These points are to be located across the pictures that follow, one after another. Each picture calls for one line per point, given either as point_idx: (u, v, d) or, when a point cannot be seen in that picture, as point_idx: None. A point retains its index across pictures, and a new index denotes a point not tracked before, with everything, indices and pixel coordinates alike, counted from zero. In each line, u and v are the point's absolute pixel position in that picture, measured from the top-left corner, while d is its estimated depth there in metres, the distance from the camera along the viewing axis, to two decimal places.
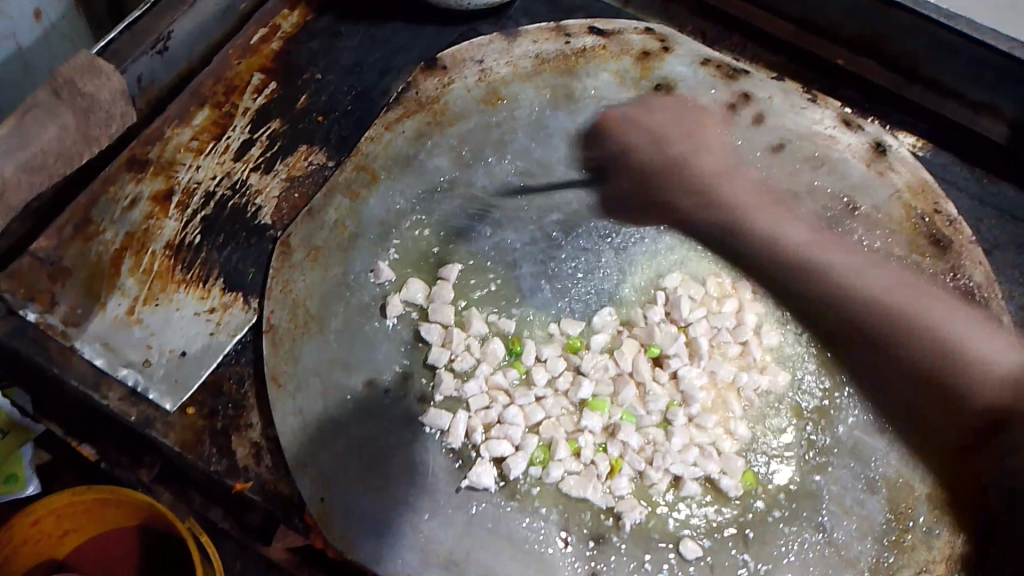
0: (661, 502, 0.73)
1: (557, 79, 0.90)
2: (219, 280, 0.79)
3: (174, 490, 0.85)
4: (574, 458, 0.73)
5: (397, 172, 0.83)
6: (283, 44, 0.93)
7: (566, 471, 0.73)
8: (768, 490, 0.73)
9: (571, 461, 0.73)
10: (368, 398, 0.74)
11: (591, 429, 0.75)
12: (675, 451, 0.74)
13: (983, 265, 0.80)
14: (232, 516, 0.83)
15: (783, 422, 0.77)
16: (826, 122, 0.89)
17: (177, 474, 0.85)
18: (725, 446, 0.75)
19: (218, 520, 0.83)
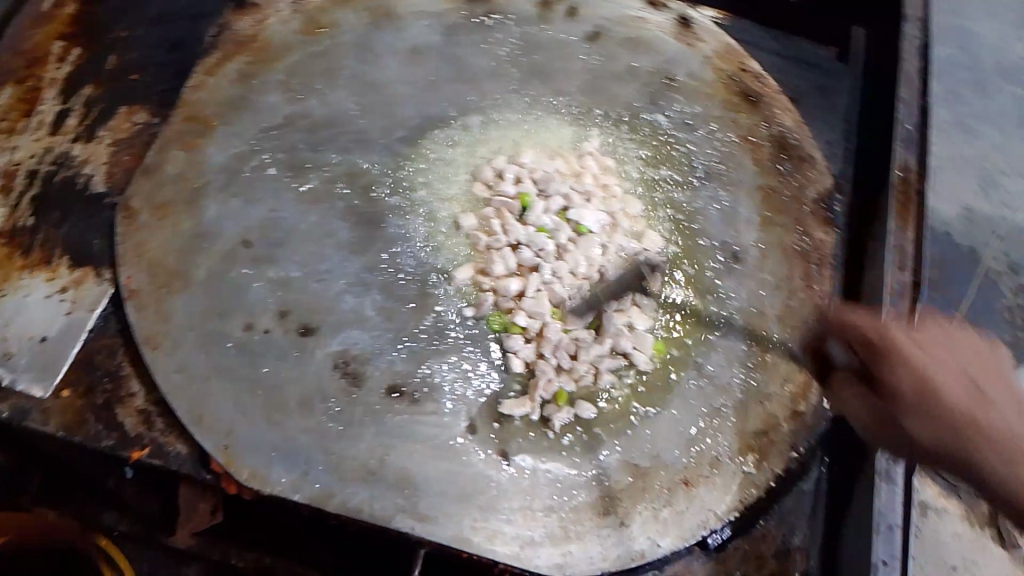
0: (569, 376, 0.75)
1: (374, 2, 0.91)
2: (66, 256, 0.77)
3: (60, 505, 0.84)
4: (489, 366, 0.76)
5: (230, 116, 0.82)
6: (80, 7, 0.88)
7: (479, 380, 0.75)
8: (675, 347, 0.78)
9: (487, 370, 0.75)
10: (249, 341, 0.73)
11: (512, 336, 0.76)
12: (584, 339, 0.77)
13: (792, 111, 0.91)
14: (129, 517, 0.83)
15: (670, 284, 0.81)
16: (634, 5, 0.96)
17: (60, 484, 0.84)
18: (639, 325, 0.78)
19: (115, 524, 0.83)
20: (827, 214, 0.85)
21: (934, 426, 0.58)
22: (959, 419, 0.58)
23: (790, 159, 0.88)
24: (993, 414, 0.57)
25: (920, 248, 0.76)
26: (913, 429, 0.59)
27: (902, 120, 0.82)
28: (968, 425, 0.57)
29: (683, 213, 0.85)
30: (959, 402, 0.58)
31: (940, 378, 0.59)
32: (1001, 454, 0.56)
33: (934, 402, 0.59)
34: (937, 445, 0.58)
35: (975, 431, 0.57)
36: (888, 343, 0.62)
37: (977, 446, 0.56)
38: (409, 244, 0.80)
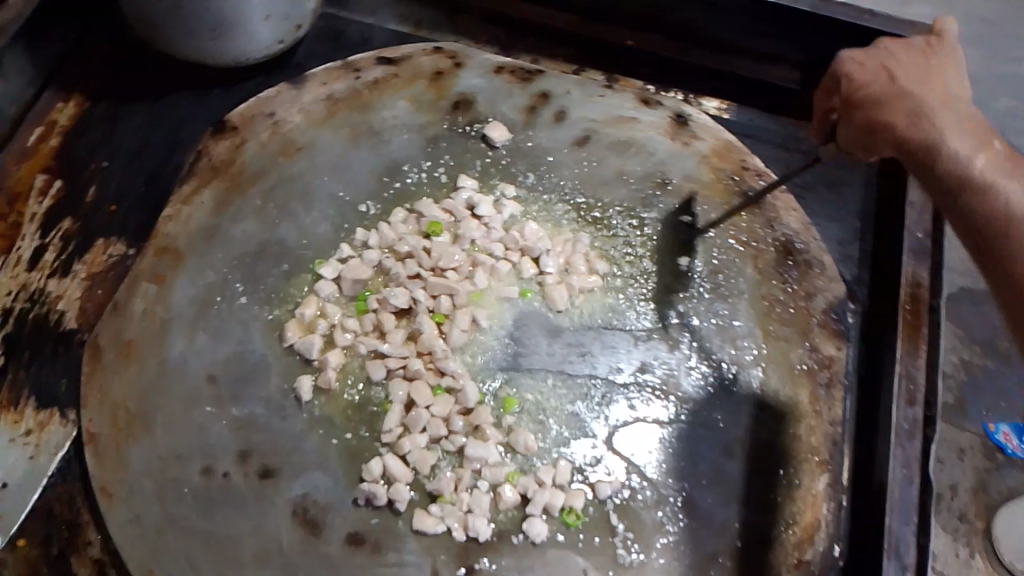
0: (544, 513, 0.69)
1: (353, 117, 0.89)
2: (31, 400, 0.75)
3: None
4: (456, 499, 0.70)
5: (203, 246, 0.81)
6: (63, 140, 0.88)
7: (445, 517, 0.69)
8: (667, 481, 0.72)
9: (450, 507, 0.69)
10: (206, 488, 0.70)
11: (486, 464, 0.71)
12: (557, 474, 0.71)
13: (797, 211, 0.85)
14: None
15: (659, 406, 0.75)
16: (625, 104, 0.91)
17: None
18: (626, 456, 0.73)
19: None
20: (837, 327, 0.79)
21: (904, 67, 0.68)
22: (1003, 164, 0.60)
23: (795, 266, 0.82)
24: (955, 137, 0.62)
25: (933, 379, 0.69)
26: (1012, 195, 0.57)
27: (912, 229, 0.76)
28: (967, 177, 0.60)
29: (669, 327, 0.79)
30: (957, 144, 0.62)
31: (960, 145, 0.62)
32: (959, 132, 0.62)
33: (942, 148, 0.62)
34: (865, 85, 0.68)
35: (957, 126, 0.63)
36: (915, 132, 0.63)
37: (997, 180, 0.58)
38: (379, 372, 0.75)
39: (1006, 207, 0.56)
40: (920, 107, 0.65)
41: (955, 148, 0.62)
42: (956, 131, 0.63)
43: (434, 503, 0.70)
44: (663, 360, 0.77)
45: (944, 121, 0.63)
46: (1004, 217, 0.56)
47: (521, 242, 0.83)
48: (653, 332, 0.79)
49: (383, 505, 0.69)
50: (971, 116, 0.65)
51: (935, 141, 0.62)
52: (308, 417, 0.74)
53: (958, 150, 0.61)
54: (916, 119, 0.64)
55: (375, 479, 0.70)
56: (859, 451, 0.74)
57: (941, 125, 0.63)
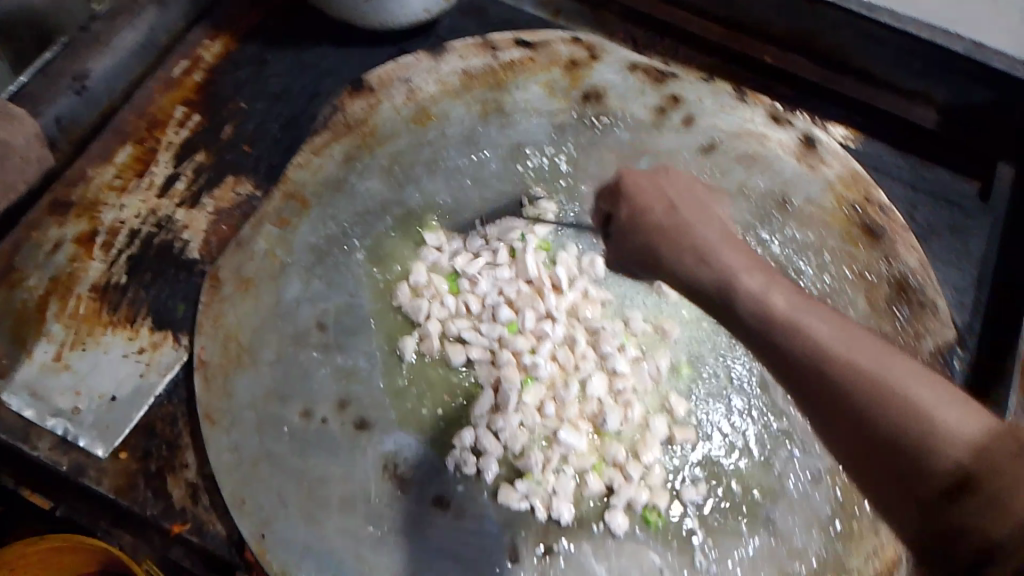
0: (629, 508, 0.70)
1: (487, 93, 0.90)
2: (148, 319, 0.77)
3: None
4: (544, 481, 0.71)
5: (328, 197, 0.83)
6: (206, 75, 0.91)
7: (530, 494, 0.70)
8: (750, 500, 0.72)
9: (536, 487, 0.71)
10: (304, 430, 0.72)
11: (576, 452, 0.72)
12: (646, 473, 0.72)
13: (917, 250, 0.83)
14: None
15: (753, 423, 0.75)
16: (757, 119, 0.90)
17: None
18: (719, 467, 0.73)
19: None
20: (944, 370, 0.78)
21: (680, 195, 0.63)
22: (828, 328, 0.49)
23: (908, 304, 0.81)
24: (810, 321, 0.50)
25: None
26: (821, 331, 0.49)
27: None
28: (771, 318, 0.52)
29: None
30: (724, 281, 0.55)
31: (782, 303, 0.52)
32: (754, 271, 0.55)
33: (806, 324, 0.50)
34: (653, 208, 0.63)
35: (826, 311, 0.51)
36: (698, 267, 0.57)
37: (831, 351, 0.48)
38: (484, 351, 0.77)
39: (830, 350, 0.48)
40: (682, 213, 0.61)
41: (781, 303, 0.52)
42: (752, 269, 0.55)
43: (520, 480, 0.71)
44: (761, 377, 0.77)
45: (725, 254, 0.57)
46: (915, 415, 0.44)
47: None
48: None
49: (471, 473, 0.71)
50: (739, 252, 0.57)
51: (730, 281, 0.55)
52: (411, 379, 0.75)
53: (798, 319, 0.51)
54: (727, 279, 0.56)
55: (466, 448, 0.72)
56: None
57: (762, 276, 0.55)
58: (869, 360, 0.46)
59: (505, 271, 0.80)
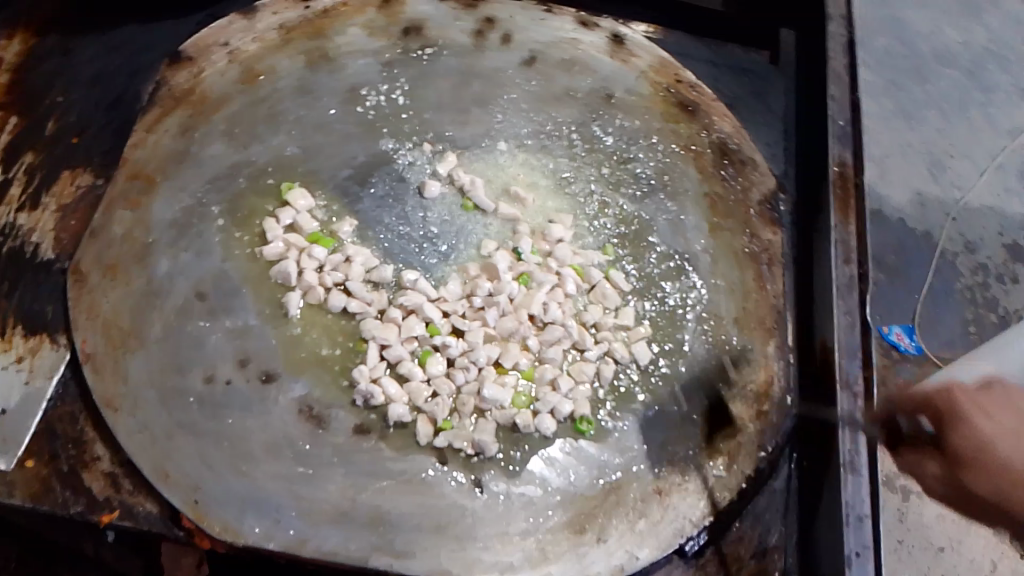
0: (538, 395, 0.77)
1: (309, 44, 0.91)
2: (18, 327, 0.75)
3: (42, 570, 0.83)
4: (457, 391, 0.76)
5: (174, 170, 0.82)
6: (13, 76, 0.88)
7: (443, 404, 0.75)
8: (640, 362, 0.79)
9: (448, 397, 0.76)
10: (210, 394, 0.73)
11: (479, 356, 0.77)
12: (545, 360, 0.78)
13: (729, 117, 0.93)
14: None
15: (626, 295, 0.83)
16: (567, 26, 0.97)
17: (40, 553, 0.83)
18: (606, 339, 0.79)
19: None
20: (772, 215, 0.87)
21: (978, 394, 0.59)
22: (993, 394, 0.59)
23: (731, 165, 0.90)
24: (978, 400, 0.58)
25: (863, 243, 0.79)
26: (1011, 451, 0.56)
27: (834, 116, 0.86)
28: (950, 442, 0.58)
29: (622, 230, 0.86)
30: (952, 394, 0.59)
31: (1001, 425, 0.57)
32: (1008, 416, 0.57)
33: (984, 452, 0.56)
34: (953, 399, 0.59)
35: (983, 393, 0.59)
36: (946, 403, 0.59)
37: (971, 412, 0.58)
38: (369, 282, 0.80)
39: (982, 436, 0.56)
40: (1015, 420, 0.57)
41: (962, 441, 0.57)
42: (1006, 427, 0.56)
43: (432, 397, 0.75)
44: (620, 254, 0.85)
45: (961, 395, 0.59)
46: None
47: (485, 155, 0.89)
48: (608, 230, 0.86)
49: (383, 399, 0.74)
50: (1009, 398, 0.58)
51: (948, 397, 0.59)
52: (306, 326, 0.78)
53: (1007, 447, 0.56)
54: (983, 406, 0.58)
55: (369, 380, 0.75)
56: (801, 321, 0.82)
57: (996, 405, 0.58)
58: (1002, 445, 0.56)
59: (371, 208, 0.84)
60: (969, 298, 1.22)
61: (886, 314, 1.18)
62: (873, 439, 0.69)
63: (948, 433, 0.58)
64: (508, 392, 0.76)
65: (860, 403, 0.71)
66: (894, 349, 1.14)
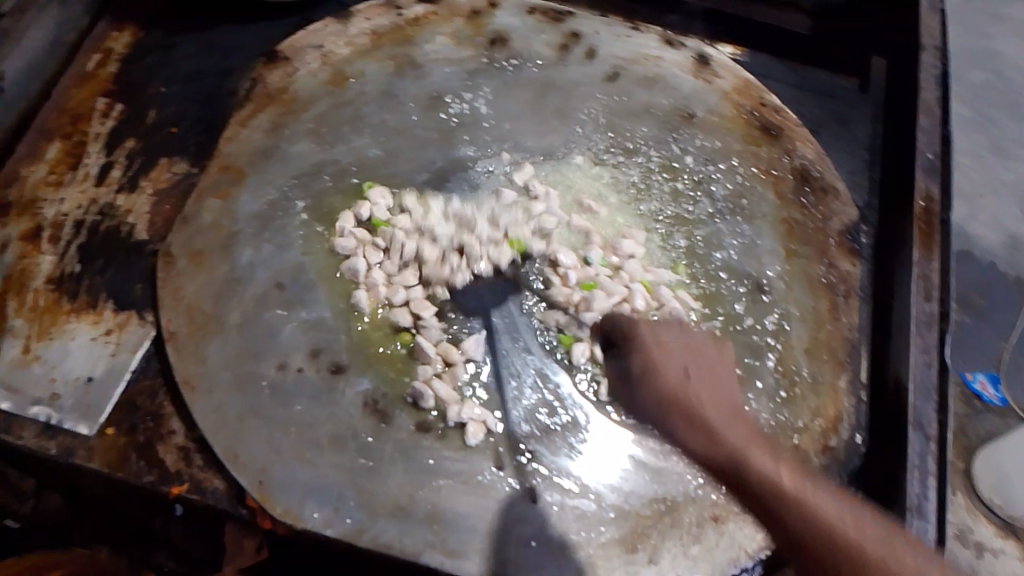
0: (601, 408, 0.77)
1: (397, 50, 0.94)
2: (109, 302, 0.79)
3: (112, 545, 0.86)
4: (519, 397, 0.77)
5: (261, 166, 0.85)
6: (120, 66, 0.93)
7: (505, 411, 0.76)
8: None
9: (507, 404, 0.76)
10: (281, 382, 0.75)
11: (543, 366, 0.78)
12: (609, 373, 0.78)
13: (812, 143, 0.92)
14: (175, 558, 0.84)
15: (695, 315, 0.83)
16: (650, 44, 0.97)
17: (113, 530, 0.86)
18: None
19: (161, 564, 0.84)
20: (852, 246, 0.86)
21: (707, 382, 0.63)
22: (699, 360, 0.65)
23: (811, 191, 0.89)
24: (709, 393, 0.62)
25: (945, 279, 0.78)
26: (767, 466, 0.59)
27: (921, 149, 0.85)
28: (784, 493, 0.58)
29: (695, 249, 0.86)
30: (729, 435, 0.60)
31: (784, 475, 0.59)
32: (786, 470, 0.59)
33: (815, 508, 0.57)
34: (692, 397, 0.62)
35: (716, 377, 0.64)
36: (728, 469, 0.59)
37: (704, 402, 0.61)
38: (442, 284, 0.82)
39: (735, 448, 0.59)
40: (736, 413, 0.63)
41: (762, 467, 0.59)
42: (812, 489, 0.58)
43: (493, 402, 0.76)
44: (693, 273, 0.85)
45: (706, 409, 0.61)
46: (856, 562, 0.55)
47: (562, 167, 0.90)
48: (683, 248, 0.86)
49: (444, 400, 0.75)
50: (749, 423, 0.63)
51: (743, 454, 0.59)
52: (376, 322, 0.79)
53: (830, 508, 0.57)
54: (711, 439, 0.60)
55: (425, 381, 0.76)
56: (875, 354, 0.82)
57: (725, 402, 0.63)
58: (715, 416, 0.61)
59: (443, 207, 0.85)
60: None
61: (969, 359, 1.22)
62: (944, 482, 0.69)
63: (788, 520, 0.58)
64: (570, 403, 0.77)
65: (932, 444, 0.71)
66: (977, 398, 1.19)
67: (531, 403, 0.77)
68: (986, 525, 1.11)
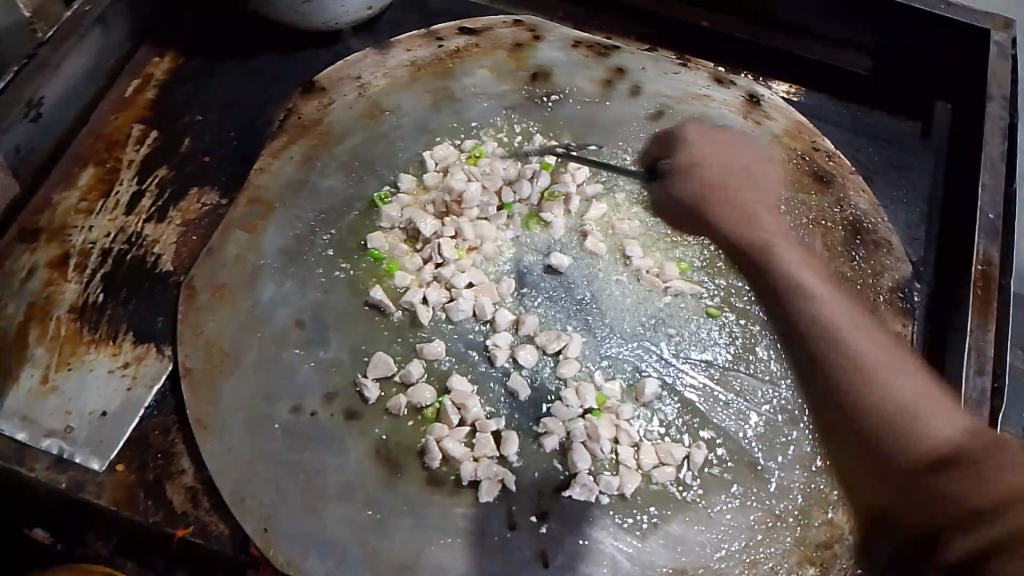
0: (623, 468, 0.73)
1: (436, 82, 0.91)
2: (129, 334, 0.78)
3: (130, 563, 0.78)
4: (535, 455, 0.74)
5: (291, 199, 0.84)
6: (159, 92, 0.93)
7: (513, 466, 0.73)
8: (732, 447, 0.75)
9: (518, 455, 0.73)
10: (294, 426, 0.73)
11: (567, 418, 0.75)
12: (631, 432, 0.75)
13: (866, 193, 0.87)
14: None
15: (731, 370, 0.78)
16: (700, 82, 0.93)
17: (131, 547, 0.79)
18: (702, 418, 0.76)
19: None
20: (903, 305, 0.81)
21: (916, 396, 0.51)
22: (742, 169, 0.74)
23: (862, 245, 0.84)
24: (769, 220, 0.70)
25: (1001, 352, 0.73)
26: (857, 340, 0.55)
27: (985, 209, 0.79)
28: (862, 371, 0.53)
29: (735, 302, 0.82)
30: (836, 319, 0.58)
31: (870, 351, 0.54)
32: (873, 347, 0.54)
33: (851, 353, 0.55)
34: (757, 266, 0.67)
35: (756, 180, 0.73)
36: (856, 388, 0.53)
37: (778, 257, 0.66)
38: (466, 324, 0.79)
39: (801, 281, 0.62)
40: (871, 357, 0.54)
41: (867, 357, 0.54)
42: (869, 342, 0.55)
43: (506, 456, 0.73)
44: (729, 327, 0.80)
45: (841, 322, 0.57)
46: (900, 412, 0.50)
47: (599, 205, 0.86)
48: (724, 300, 0.82)
49: (457, 455, 0.72)
50: (869, 331, 0.56)
51: (837, 340, 0.56)
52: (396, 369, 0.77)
53: (875, 361, 0.53)
54: (850, 348, 0.55)
55: (437, 438, 0.73)
56: None
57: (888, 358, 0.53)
58: (903, 379, 0.52)
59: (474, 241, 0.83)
60: None
61: None
62: None
63: (838, 358, 0.55)
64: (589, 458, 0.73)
65: None
66: None
67: (550, 460, 0.74)
68: None
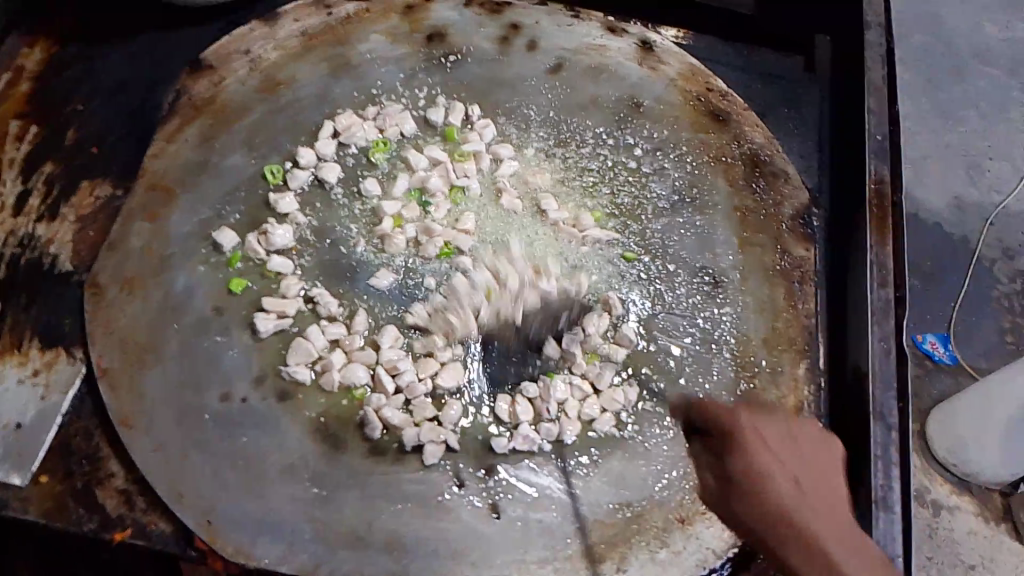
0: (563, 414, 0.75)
1: (331, 51, 0.89)
2: (35, 339, 0.75)
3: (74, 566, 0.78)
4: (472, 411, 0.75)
5: (194, 183, 0.81)
6: (34, 84, 0.88)
7: (453, 426, 0.73)
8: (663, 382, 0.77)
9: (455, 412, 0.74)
10: (226, 412, 0.72)
11: (502, 374, 0.76)
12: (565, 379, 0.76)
13: (760, 127, 0.90)
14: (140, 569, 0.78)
15: (656, 309, 0.81)
16: (594, 32, 0.94)
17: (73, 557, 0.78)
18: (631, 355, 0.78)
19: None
20: (805, 231, 0.84)
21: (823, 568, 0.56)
22: (782, 429, 0.64)
23: (763, 178, 0.87)
24: (774, 438, 0.63)
25: (899, 264, 0.78)
26: (784, 492, 0.59)
27: (871, 131, 0.83)
28: (805, 554, 0.56)
29: (648, 243, 0.84)
30: (779, 490, 0.59)
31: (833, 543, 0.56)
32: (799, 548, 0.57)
33: (808, 534, 0.57)
34: (740, 452, 0.62)
35: (764, 420, 0.64)
36: (795, 540, 0.57)
37: (755, 456, 0.61)
38: (391, 286, 0.79)
39: (744, 441, 0.62)
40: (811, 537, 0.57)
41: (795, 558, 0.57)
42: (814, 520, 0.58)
43: (444, 416, 0.73)
44: (648, 271, 0.82)
45: (778, 481, 0.60)
46: None
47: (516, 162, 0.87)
48: (638, 242, 0.84)
49: (396, 421, 0.72)
50: (807, 503, 0.59)
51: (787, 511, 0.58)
52: (326, 343, 0.76)
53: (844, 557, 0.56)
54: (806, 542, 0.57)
55: (375, 407, 0.72)
56: (832, 343, 0.81)
57: (829, 526, 0.57)
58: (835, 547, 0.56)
59: (393, 204, 0.82)
60: (1006, 306, 1.18)
61: (919, 321, 1.15)
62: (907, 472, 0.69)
63: (796, 550, 0.57)
64: (527, 407, 0.74)
65: (893, 435, 0.71)
66: (928, 358, 1.13)
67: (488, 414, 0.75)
68: (941, 484, 1.08)
